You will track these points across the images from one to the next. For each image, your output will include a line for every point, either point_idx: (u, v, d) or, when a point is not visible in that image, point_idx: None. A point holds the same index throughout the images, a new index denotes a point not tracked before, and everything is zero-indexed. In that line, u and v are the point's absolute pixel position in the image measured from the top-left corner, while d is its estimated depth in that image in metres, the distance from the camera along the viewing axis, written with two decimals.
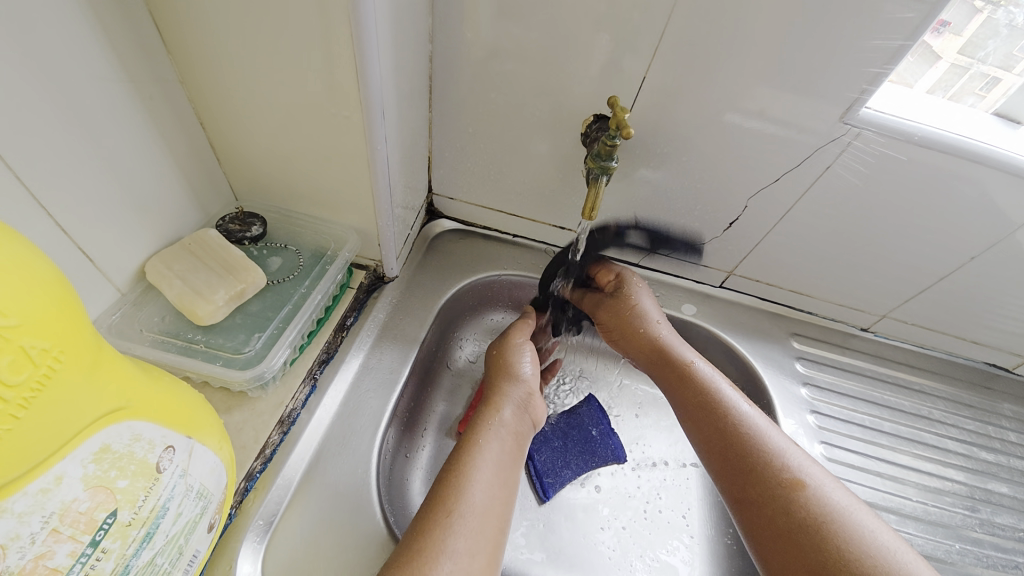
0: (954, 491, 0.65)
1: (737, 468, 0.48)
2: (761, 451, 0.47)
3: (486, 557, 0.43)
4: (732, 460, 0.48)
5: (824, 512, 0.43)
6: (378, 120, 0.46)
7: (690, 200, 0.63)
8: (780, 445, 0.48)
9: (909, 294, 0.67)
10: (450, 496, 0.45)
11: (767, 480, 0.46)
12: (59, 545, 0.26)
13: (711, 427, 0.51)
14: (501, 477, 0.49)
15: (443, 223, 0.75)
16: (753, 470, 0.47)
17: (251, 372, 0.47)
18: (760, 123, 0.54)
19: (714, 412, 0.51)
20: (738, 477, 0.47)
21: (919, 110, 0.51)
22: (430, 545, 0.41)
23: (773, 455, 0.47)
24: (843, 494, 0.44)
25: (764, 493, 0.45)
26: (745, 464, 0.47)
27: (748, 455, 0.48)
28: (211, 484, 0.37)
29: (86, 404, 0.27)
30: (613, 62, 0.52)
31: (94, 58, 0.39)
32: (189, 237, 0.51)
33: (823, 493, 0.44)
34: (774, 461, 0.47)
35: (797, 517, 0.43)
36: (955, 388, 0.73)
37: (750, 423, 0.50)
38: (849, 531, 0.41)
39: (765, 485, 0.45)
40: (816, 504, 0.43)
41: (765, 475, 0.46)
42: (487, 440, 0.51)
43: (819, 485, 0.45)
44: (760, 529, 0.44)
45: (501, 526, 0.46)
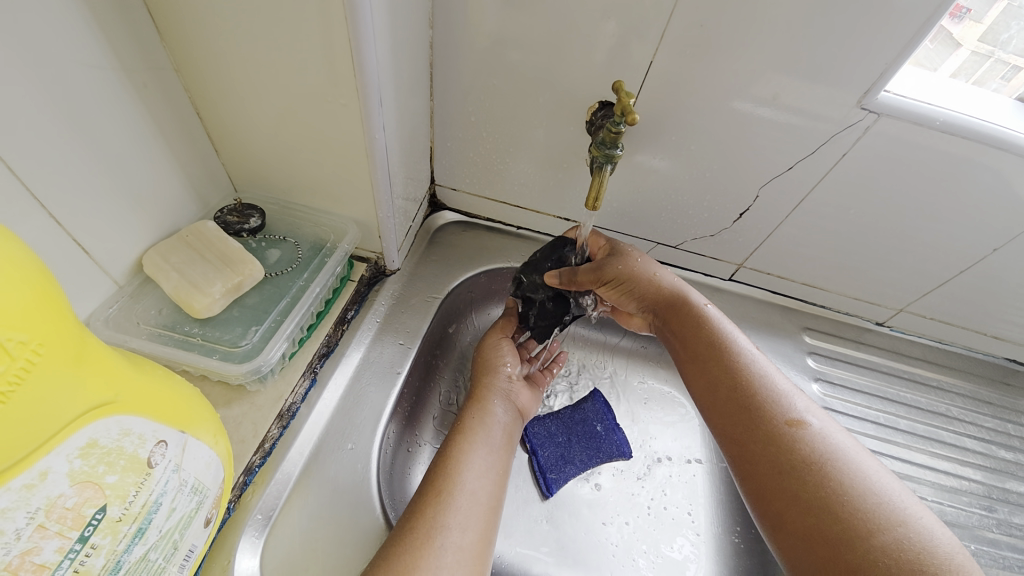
0: (971, 491, 0.63)
1: (736, 410, 0.46)
2: (763, 394, 0.46)
3: (478, 533, 0.43)
4: (731, 404, 0.46)
5: (827, 452, 0.41)
6: (376, 108, 0.44)
7: (699, 190, 0.61)
8: (784, 390, 0.46)
9: (927, 287, 0.65)
10: (442, 478, 0.46)
11: (768, 420, 0.44)
12: (46, 541, 0.25)
13: (711, 372, 0.49)
14: (491, 461, 0.49)
15: (446, 215, 0.74)
16: (752, 410, 0.45)
17: (248, 365, 0.47)
18: (772, 111, 0.52)
19: (717, 355, 0.50)
20: (736, 419, 0.46)
21: (942, 95, 0.49)
22: (424, 523, 0.42)
23: (775, 397, 0.45)
24: (846, 438, 0.43)
25: (762, 433, 0.44)
26: (746, 408, 0.45)
27: (747, 396, 0.46)
28: (207, 479, 0.36)
29: (70, 398, 0.26)
30: (620, 47, 0.50)
31: (85, 45, 0.38)
32: (186, 229, 0.50)
33: (827, 434, 0.42)
34: (776, 403, 0.45)
35: (797, 456, 0.41)
36: (973, 385, 0.71)
37: (753, 368, 0.48)
38: (850, 471, 0.40)
39: (764, 427, 0.44)
40: (816, 445, 0.42)
41: (767, 417, 0.44)
42: (476, 428, 0.52)
43: (823, 429, 0.43)
44: (756, 469, 0.43)
45: (493, 506, 0.46)
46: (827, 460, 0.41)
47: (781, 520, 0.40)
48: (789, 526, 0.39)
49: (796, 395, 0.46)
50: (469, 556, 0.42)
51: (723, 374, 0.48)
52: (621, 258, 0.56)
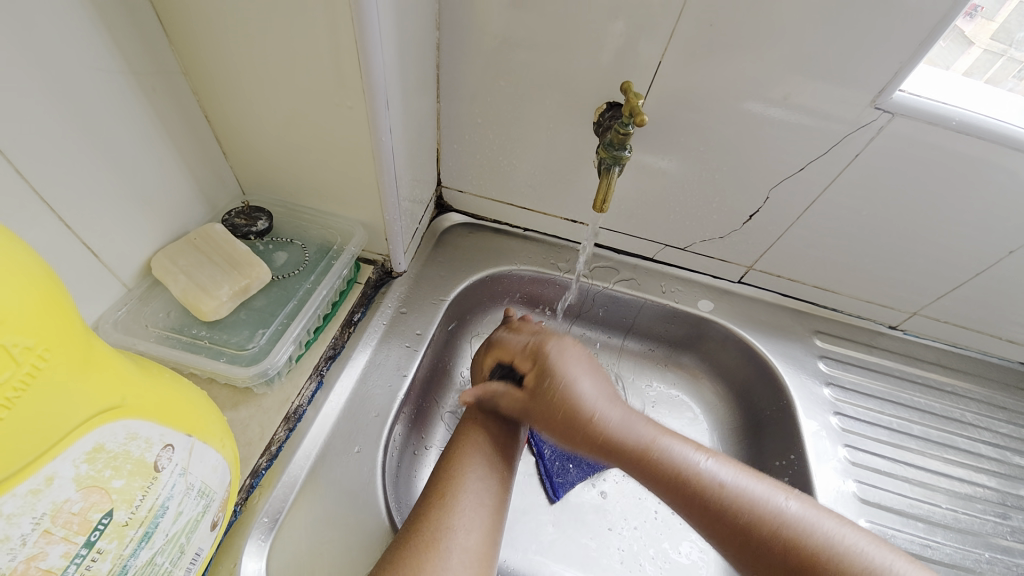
0: (985, 498, 0.62)
1: (753, 550, 0.41)
2: (764, 522, 0.41)
3: (482, 535, 0.43)
4: (743, 544, 0.41)
5: (857, 569, 0.38)
6: (382, 110, 0.44)
7: (708, 191, 0.60)
8: (771, 502, 0.42)
9: (941, 290, 0.63)
10: (445, 480, 0.46)
11: (779, 555, 0.40)
12: (52, 546, 0.25)
13: (699, 510, 0.43)
14: (493, 461, 0.48)
15: (453, 217, 0.73)
16: (769, 550, 0.40)
17: (255, 368, 0.47)
18: (783, 111, 0.51)
19: (690, 491, 0.43)
20: (759, 562, 0.40)
21: (956, 93, 0.48)
22: (428, 526, 0.42)
23: (775, 518, 0.41)
24: (857, 534, 0.40)
25: (790, 572, 0.39)
26: (751, 546, 0.41)
27: (752, 528, 0.41)
28: (213, 482, 0.36)
29: (76, 403, 0.26)
30: (628, 47, 0.50)
31: (94, 49, 0.38)
32: (194, 232, 0.50)
33: (842, 544, 0.39)
34: (780, 525, 0.40)
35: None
36: (988, 389, 0.69)
37: (732, 488, 0.42)
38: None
39: (780, 562, 0.40)
40: (844, 569, 0.38)
41: (772, 549, 0.40)
42: (478, 429, 0.51)
43: (831, 536, 0.40)
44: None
45: (499, 505, 0.46)
46: None
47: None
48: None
49: (772, 496, 0.42)
50: (474, 557, 0.42)
51: (715, 509, 0.42)
52: (553, 385, 0.49)
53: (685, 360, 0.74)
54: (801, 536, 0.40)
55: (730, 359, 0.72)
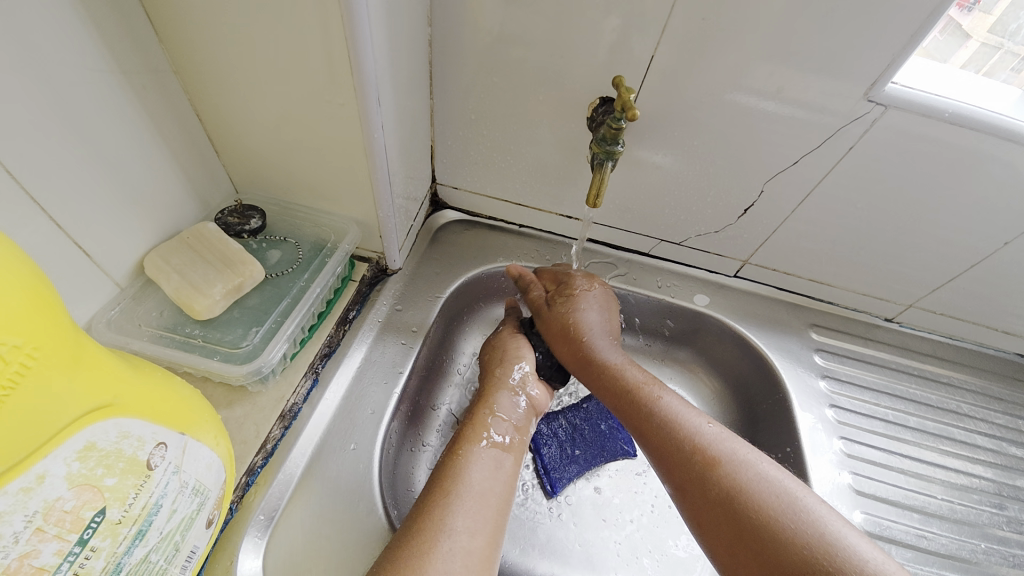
0: (981, 488, 0.62)
1: (670, 460, 0.47)
2: (686, 441, 0.47)
3: (486, 536, 0.43)
4: (664, 454, 0.48)
5: (750, 480, 0.43)
6: (374, 107, 0.44)
7: (703, 185, 0.60)
8: (700, 428, 0.48)
9: (937, 282, 0.63)
10: (449, 479, 0.46)
11: (687, 458, 0.46)
12: (44, 544, 0.26)
13: (643, 422, 0.50)
14: (497, 461, 0.49)
15: (448, 214, 0.73)
16: (680, 453, 0.47)
17: (249, 366, 0.47)
18: (776, 105, 0.51)
19: (634, 401, 0.52)
20: (677, 474, 0.46)
21: (951, 85, 0.48)
22: (430, 525, 0.42)
23: (695, 439, 0.47)
24: (768, 463, 0.45)
25: (693, 479, 0.45)
26: (668, 450, 0.48)
27: (675, 442, 0.48)
28: (208, 480, 0.36)
29: (67, 402, 0.26)
30: (621, 42, 0.49)
31: (83, 48, 0.38)
32: (187, 230, 0.50)
33: (748, 463, 0.45)
34: (697, 443, 0.47)
35: (728, 493, 0.43)
36: (984, 381, 0.69)
37: (672, 412, 0.50)
38: (775, 493, 0.42)
39: (685, 463, 0.46)
40: (740, 478, 0.44)
41: (682, 453, 0.47)
42: (485, 428, 0.51)
43: (741, 456, 0.45)
44: (700, 513, 0.44)
45: (501, 507, 0.46)
46: (741, 487, 0.43)
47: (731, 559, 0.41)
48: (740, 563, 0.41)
49: (698, 423, 0.49)
50: (477, 559, 0.41)
51: (652, 423, 0.50)
52: (568, 302, 0.60)
53: (681, 355, 0.75)
54: (710, 449, 0.46)
55: (727, 353, 0.72)
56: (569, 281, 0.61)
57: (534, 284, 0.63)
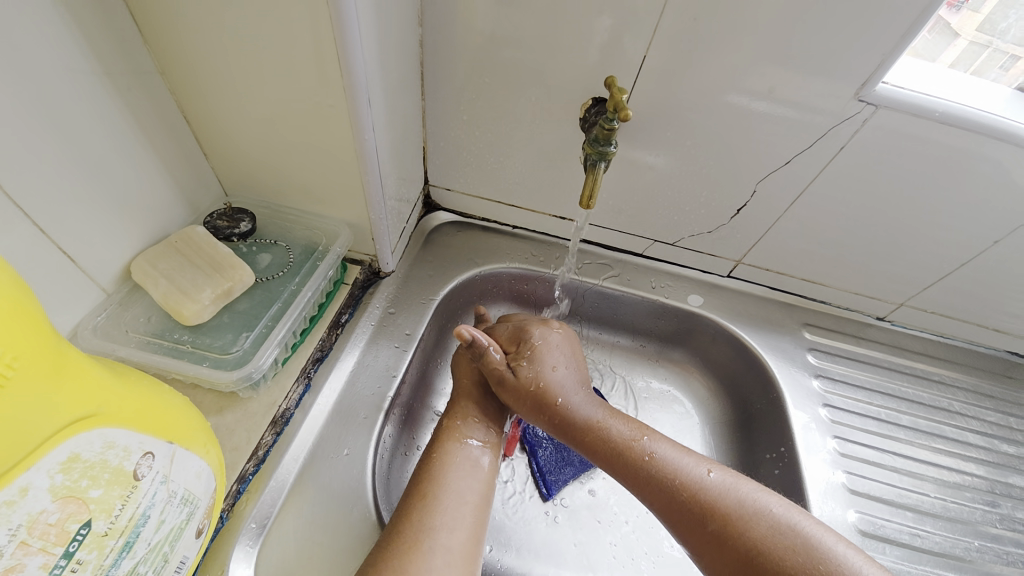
0: (973, 486, 0.63)
1: (682, 518, 0.45)
2: (693, 493, 0.45)
3: (468, 533, 0.43)
4: (673, 513, 0.46)
5: (768, 530, 0.42)
6: (364, 108, 0.44)
7: (696, 186, 0.60)
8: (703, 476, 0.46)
9: (928, 280, 0.64)
10: (427, 481, 0.45)
11: (705, 518, 0.44)
12: (29, 558, 0.25)
13: (645, 483, 0.47)
14: (473, 459, 0.48)
15: (441, 215, 0.73)
16: (690, 512, 0.45)
17: (239, 372, 0.46)
18: (768, 105, 0.51)
19: (630, 462, 0.48)
20: (692, 534, 0.44)
21: (940, 85, 0.48)
22: (411, 526, 0.42)
23: (700, 489, 0.45)
24: (776, 501, 0.44)
25: (710, 537, 0.43)
26: (679, 508, 0.45)
27: (683, 499, 0.45)
28: (197, 489, 0.36)
29: (49, 412, 0.26)
30: (613, 43, 0.49)
31: (66, 49, 0.37)
32: (175, 234, 0.50)
33: (759, 509, 0.43)
34: (705, 495, 0.45)
35: (749, 549, 0.41)
36: (975, 378, 0.70)
37: (671, 465, 0.48)
38: (796, 542, 0.41)
39: (700, 522, 0.44)
40: (757, 531, 0.42)
41: (694, 510, 0.44)
42: (459, 429, 0.51)
43: (751, 502, 0.44)
44: (729, 575, 0.42)
45: (481, 504, 0.46)
46: (763, 537, 0.42)
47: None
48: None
49: (696, 468, 0.47)
50: (459, 557, 0.41)
51: (655, 483, 0.47)
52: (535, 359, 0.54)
53: (675, 355, 0.75)
54: (720, 499, 0.44)
55: (721, 353, 0.72)
56: (527, 342, 0.55)
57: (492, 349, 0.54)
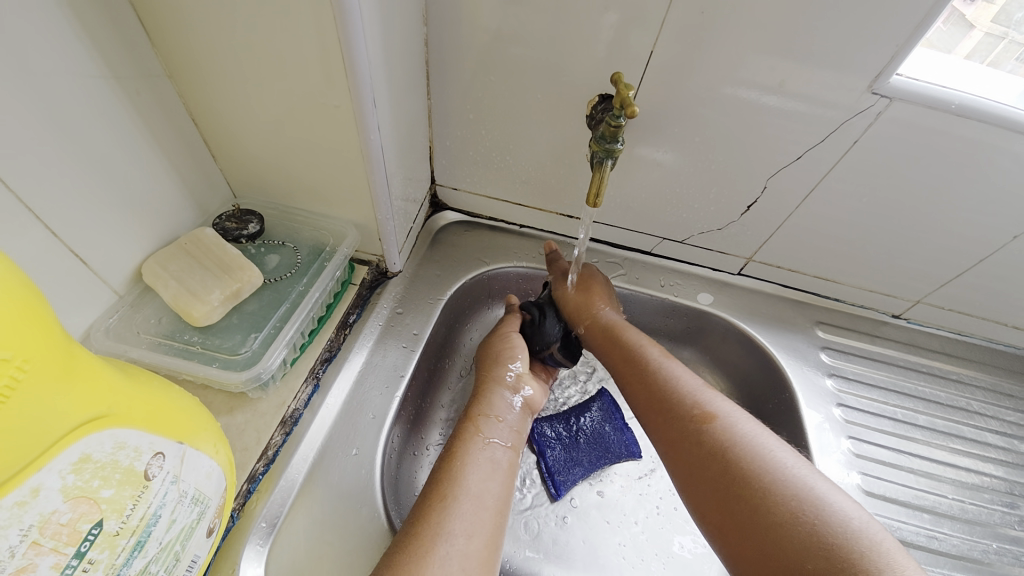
0: (992, 487, 0.61)
1: (658, 415, 0.51)
2: (677, 397, 0.51)
3: (484, 539, 0.42)
4: (661, 409, 0.51)
5: (732, 439, 0.46)
6: (369, 109, 0.44)
7: (704, 183, 0.59)
8: (695, 389, 0.51)
9: (945, 277, 0.62)
10: (445, 482, 0.45)
11: (683, 418, 0.49)
12: (41, 558, 0.25)
13: (636, 380, 0.55)
14: (494, 462, 0.48)
15: (448, 215, 0.73)
16: (673, 410, 0.50)
17: (247, 373, 0.46)
18: (777, 100, 0.50)
19: (639, 367, 0.55)
20: (667, 428, 0.50)
21: (955, 77, 0.47)
22: (427, 529, 0.41)
23: (685, 397, 0.51)
24: (752, 425, 0.48)
25: (679, 433, 0.49)
26: (666, 408, 0.51)
27: (666, 400, 0.51)
28: (208, 488, 0.36)
29: (60, 413, 0.26)
30: (619, 39, 0.49)
31: (75, 54, 0.38)
32: (185, 236, 0.50)
33: (732, 424, 0.47)
34: (685, 402, 0.50)
35: (707, 449, 0.46)
36: (994, 377, 0.68)
37: (668, 374, 0.53)
38: (753, 453, 0.45)
39: (679, 422, 0.49)
40: (723, 435, 0.46)
41: (679, 413, 0.50)
42: (481, 429, 0.51)
43: (728, 418, 0.48)
44: (685, 464, 0.47)
45: (500, 509, 0.45)
46: (729, 442, 0.46)
47: (702, 507, 0.45)
48: (711, 512, 0.44)
49: (703, 392, 0.51)
50: (475, 562, 0.41)
51: (646, 382, 0.54)
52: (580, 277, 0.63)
53: (685, 354, 0.74)
54: (709, 410, 0.49)
55: (732, 351, 0.71)
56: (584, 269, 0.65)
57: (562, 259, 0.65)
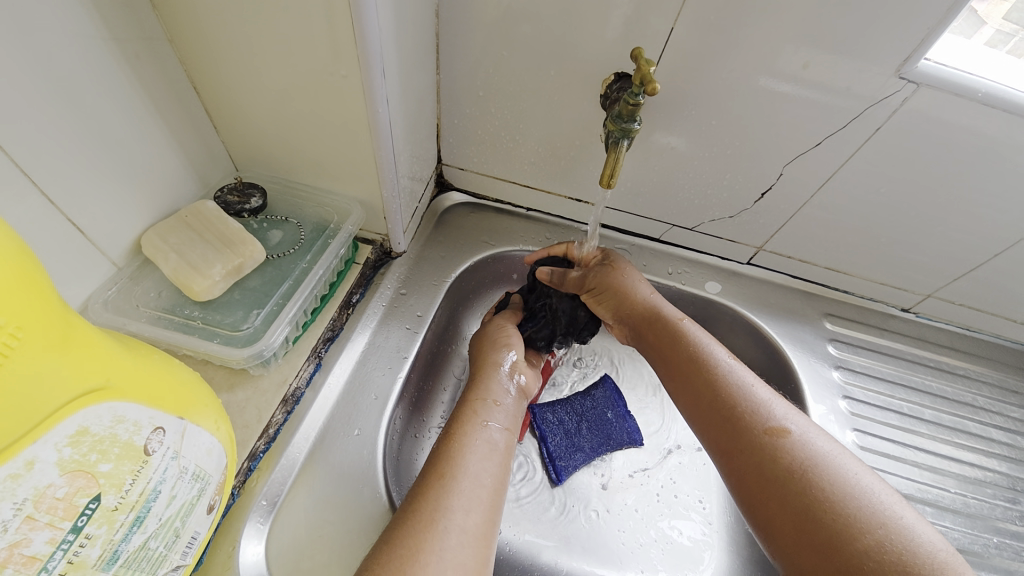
0: (995, 483, 0.61)
1: (720, 423, 0.46)
2: (744, 404, 0.45)
3: (481, 515, 0.41)
4: (723, 417, 0.46)
5: (809, 457, 0.41)
6: (378, 80, 0.42)
7: (719, 168, 0.58)
8: (765, 399, 0.46)
9: (958, 272, 0.61)
10: (444, 461, 0.44)
11: (750, 428, 0.44)
12: (36, 532, 0.25)
13: (693, 384, 0.49)
14: (491, 443, 0.47)
15: (453, 196, 0.71)
16: (739, 418, 0.45)
17: (249, 349, 0.45)
18: (800, 85, 0.48)
19: (698, 368, 0.49)
20: (730, 437, 0.45)
21: (984, 63, 0.45)
22: (428, 505, 0.40)
23: (753, 406, 0.45)
24: (827, 442, 0.43)
25: (746, 445, 0.43)
26: (731, 416, 0.45)
27: (730, 407, 0.46)
28: (209, 465, 0.35)
29: (55, 385, 0.25)
30: (638, 15, 0.47)
31: (71, 13, 0.36)
32: (186, 209, 0.49)
33: (808, 441, 0.42)
34: (754, 412, 0.45)
35: (780, 465, 0.41)
36: (1000, 373, 0.68)
37: (732, 379, 0.48)
38: (833, 475, 0.40)
39: (746, 433, 0.44)
40: (799, 452, 0.42)
41: (748, 422, 0.44)
42: (479, 412, 0.50)
43: (803, 433, 0.43)
44: (749, 477, 0.42)
45: (497, 488, 0.44)
46: (805, 459, 0.41)
47: (770, 527, 0.40)
48: (781, 533, 0.39)
49: (773, 402, 0.46)
50: (473, 539, 0.39)
51: (706, 386, 0.48)
52: (609, 273, 0.59)
53: None
54: (782, 423, 0.44)
55: (739, 342, 0.70)
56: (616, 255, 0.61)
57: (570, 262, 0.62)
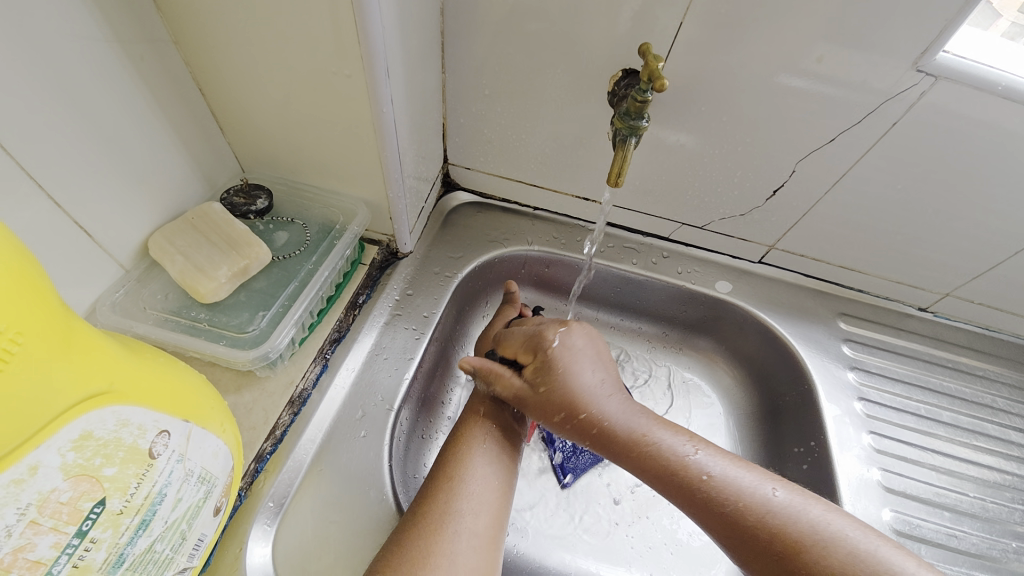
0: (1015, 487, 0.59)
1: (737, 546, 0.40)
2: (751, 518, 0.40)
3: (491, 519, 0.42)
4: (737, 539, 0.40)
5: (841, 570, 0.36)
6: (382, 79, 0.42)
7: (729, 165, 0.56)
8: (763, 497, 0.40)
9: (977, 270, 0.59)
10: (452, 463, 0.44)
11: (768, 546, 0.39)
12: (40, 537, 0.25)
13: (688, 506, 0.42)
14: (502, 445, 0.47)
15: (460, 195, 0.71)
16: (751, 537, 0.39)
17: (255, 351, 0.45)
18: (813, 81, 0.47)
19: (683, 484, 0.42)
20: (752, 560, 0.39)
21: (1005, 53, 0.43)
22: (437, 508, 0.41)
23: (759, 515, 0.40)
24: (844, 527, 0.39)
25: (773, 567, 0.38)
26: (744, 535, 0.40)
27: (739, 525, 0.40)
28: (214, 468, 0.35)
29: (56, 389, 0.25)
30: (646, 12, 0.46)
31: (77, 16, 0.36)
32: (192, 211, 0.49)
33: (829, 542, 0.38)
34: (763, 523, 0.39)
35: None
36: (1021, 373, 0.66)
37: (723, 487, 0.41)
38: None
39: (766, 553, 0.39)
40: (827, 562, 0.37)
41: (762, 541, 0.39)
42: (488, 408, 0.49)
43: (821, 529, 0.38)
44: None
45: (506, 490, 0.45)
46: (838, 571, 0.36)
47: None
48: None
49: (775, 498, 0.40)
50: (483, 542, 0.41)
51: (701, 504, 0.41)
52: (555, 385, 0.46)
53: (701, 344, 0.72)
54: (796, 530, 0.38)
55: (750, 342, 0.69)
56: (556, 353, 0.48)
57: (503, 369, 0.48)
